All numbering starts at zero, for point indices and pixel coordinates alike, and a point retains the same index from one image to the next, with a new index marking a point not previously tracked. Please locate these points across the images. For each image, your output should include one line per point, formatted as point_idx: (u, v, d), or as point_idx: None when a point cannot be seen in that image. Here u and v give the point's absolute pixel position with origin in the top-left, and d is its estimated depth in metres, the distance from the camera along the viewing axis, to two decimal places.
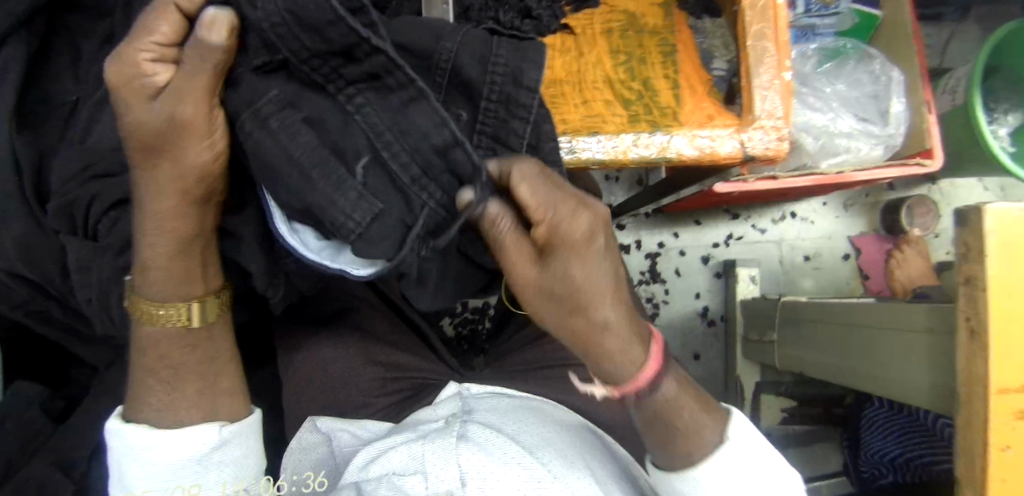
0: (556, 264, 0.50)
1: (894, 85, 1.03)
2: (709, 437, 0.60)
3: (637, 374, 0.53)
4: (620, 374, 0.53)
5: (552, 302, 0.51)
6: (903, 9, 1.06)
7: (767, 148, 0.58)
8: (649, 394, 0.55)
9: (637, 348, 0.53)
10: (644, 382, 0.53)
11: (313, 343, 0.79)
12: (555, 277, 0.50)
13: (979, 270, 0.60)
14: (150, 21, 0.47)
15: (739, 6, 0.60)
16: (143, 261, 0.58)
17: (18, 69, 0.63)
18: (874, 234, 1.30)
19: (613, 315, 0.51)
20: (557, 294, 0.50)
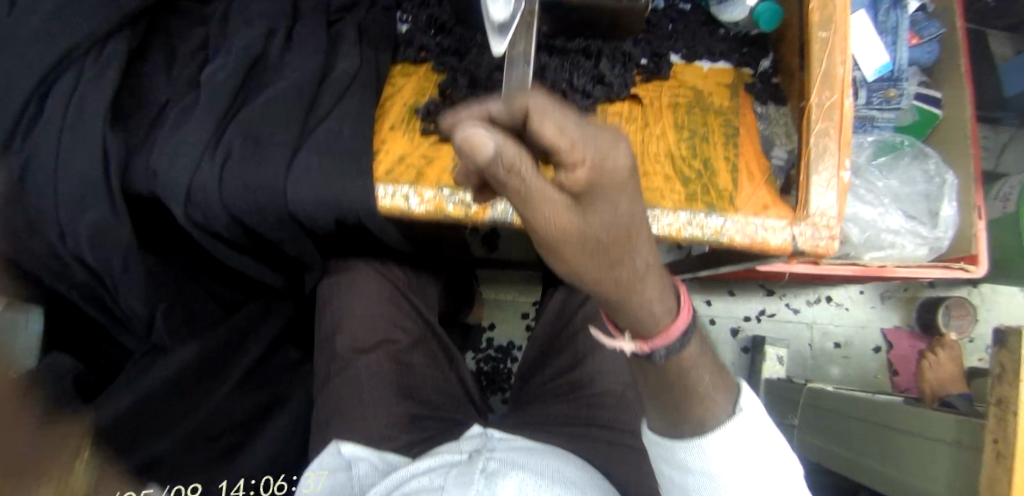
0: (614, 209, 0.39)
1: (948, 189, 1.02)
2: (720, 407, 0.55)
3: (669, 324, 0.49)
4: (649, 325, 0.48)
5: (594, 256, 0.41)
6: (964, 113, 1.07)
7: (817, 243, 0.59)
8: (677, 351, 0.50)
9: (668, 307, 0.48)
10: (676, 332, 0.49)
11: (347, 366, 0.81)
12: (601, 230, 0.39)
13: (1011, 393, 0.61)
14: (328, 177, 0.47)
15: (806, 103, 0.63)
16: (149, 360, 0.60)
17: (119, 64, 0.68)
18: (908, 330, 1.28)
19: (649, 257, 0.44)
20: (602, 245, 0.40)
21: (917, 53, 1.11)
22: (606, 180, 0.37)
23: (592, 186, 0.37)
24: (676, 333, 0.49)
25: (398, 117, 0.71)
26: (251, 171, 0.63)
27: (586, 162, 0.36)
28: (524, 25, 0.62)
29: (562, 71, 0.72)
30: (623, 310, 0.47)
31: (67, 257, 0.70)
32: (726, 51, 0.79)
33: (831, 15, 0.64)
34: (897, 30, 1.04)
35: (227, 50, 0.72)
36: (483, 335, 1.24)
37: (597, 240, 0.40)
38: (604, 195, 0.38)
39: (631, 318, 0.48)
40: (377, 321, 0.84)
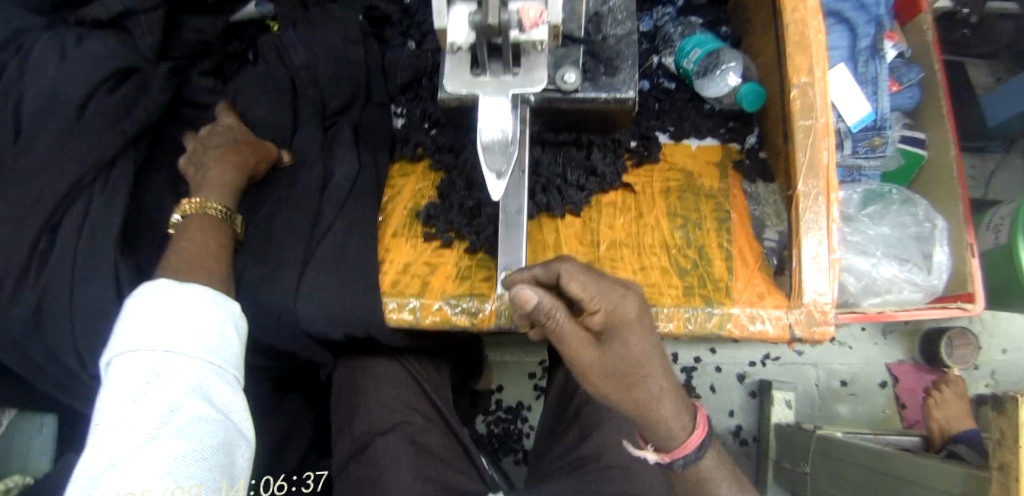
0: (629, 343, 0.51)
1: (938, 233, 1.05)
2: None
3: (686, 439, 0.56)
4: (667, 439, 0.56)
5: (617, 381, 0.52)
6: (949, 152, 1.09)
7: (812, 329, 0.61)
8: (693, 461, 0.57)
9: (684, 423, 0.56)
10: (691, 447, 0.56)
11: (368, 448, 0.80)
12: (617, 360, 0.51)
13: (1013, 460, 0.62)
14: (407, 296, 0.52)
15: (794, 192, 0.65)
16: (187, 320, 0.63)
17: (125, 188, 0.71)
18: (912, 363, 1.31)
19: (664, 383, 0.54)
20: (620, 372, 0.51)
21: (900, 99, 1.14)
22: (618, 320, 0.50)
23: (606, 325, 0.51)
24: (694, 446, 0.56)
25: (401, 225, 0.74)
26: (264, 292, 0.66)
27: (601, 310, 0.50)
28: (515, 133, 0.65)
29: (554, 165, 0.75)
30: (643, 424, 0.55)
31: (85, 378, 0.70)
32: (712, 127, 0.82)
33: (812, 102, 0.66)
34: (877, 80, 1.07)
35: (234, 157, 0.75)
36: (491, 397, 1.26)
37: (615, 369, 0.51)
38: (619, 332, 0.51)
39: (652, 431, 0.56)
40: (393, 405, 0.83)
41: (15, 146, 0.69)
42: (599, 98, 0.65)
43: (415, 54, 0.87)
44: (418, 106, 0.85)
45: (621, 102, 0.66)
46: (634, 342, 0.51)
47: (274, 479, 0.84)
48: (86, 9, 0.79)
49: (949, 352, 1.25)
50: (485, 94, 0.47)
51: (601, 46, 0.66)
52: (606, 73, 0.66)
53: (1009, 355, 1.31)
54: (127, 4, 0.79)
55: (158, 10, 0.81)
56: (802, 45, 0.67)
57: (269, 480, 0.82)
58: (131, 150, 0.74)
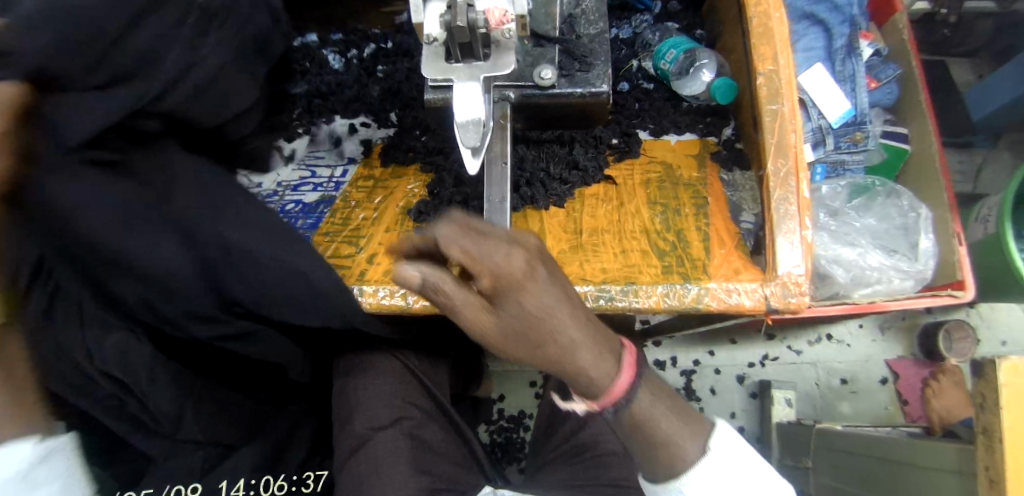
0: (521, 303, 0.51)
1: (923, 222, 1.07)
2: (690, 449, 0.57)
3: (614, 383, 0.53)
4: (593, 388, 0.53)
5: (520, 340, 0.51)
6: (930, 145, 1.12)
7: (789, 300, 0.63)
8: (625, 405, 0.54)
9: (608, 368, 0.53)
10: (620, 390, 0.53)
11: (366, 443, 0.81)
12: (516, 320, 0.51)
13: (995, 422, 0.63)
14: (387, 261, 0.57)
15: (764, 173, 0.68)
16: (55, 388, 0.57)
17: None
18: (912, 359, 1.31)
19: (574, 332, 0.52)
20: (518, 330, 0.51)
21: (879, 96, 1.17)
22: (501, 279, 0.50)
23: (496, 288, 0.51)
24: (622, 392, 0.53)
25: (395, 222, 0.78)
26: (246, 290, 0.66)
27: (486, 272, 0.50)
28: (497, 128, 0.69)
29: (538, 161, 0.79)
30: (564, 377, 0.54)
31: None
32: (690, 123, 0.85)
33: (778, 88, 0.69)
34: (855, 77, 1.10)
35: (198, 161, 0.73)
36: (493, 407, 1.28)
37: (517, 329, 0.51)
38: (506, 290, 0.50)
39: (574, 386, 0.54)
40: (393, 401, 0.85)
41: None
42: (575, 93, 0.69)
43: (406, 77, 0.96)
44: (409, 115, 0.91)
45: (596, 96, 0.69)
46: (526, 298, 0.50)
47: (274, 478, 0.83)
48: None
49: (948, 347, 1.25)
50: (460, 80, 0.50)
51: (574, 45, 0.71)
52: (580, 68, 0.70)
53: (1010, 346, 1.30)
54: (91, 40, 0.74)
55: None
56: (766, 35, 0.71)
57: (270, 479, 0.83)
58: None
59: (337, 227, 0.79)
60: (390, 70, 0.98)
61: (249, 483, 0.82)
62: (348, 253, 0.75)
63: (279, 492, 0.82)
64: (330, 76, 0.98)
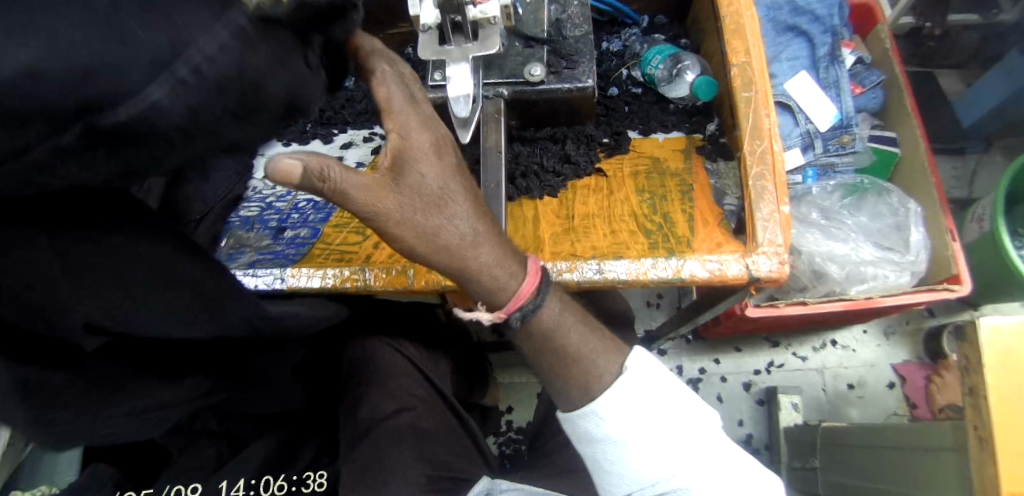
0: (417, 179, 0.55)
1: (913, 217, 1.10)
2: (604, 367, 0.64)
3: (520, 285, 0.61)
4: (498, 290, 0.61)
5: (417, 223, 0.55)
6: (917, 145, 1.16)
7: (770, 270, 0.67)
8: (529, 311, 0.61)
9: (510, 270, 0.61)
10: (526, 293, 0.61)
11: (368, 432, 0.83)
12: (415, 193, 0.55)
13: (980, 380, 0.64)
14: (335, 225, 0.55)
15: (742, 153, 0.73)
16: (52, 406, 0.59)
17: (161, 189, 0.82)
18: (918, 362, 1.31)
19: (471, 225, 0.58)
20: (423, 211, 0.55)
21: (864, 101, 1.23)
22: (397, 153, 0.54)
23: (398, 160, 0.54)
24: (527, 298, 0.61)
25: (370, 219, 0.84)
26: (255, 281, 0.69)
27: (392, 136, 0.54)
28: (493, 121, 0.75)
29: (532, 156, 0.84)
30: (468, 277, 0.60)
31: None
32: (676, 123, 0.91)
33: (751, 77, 0.75)
34: (838, 83, 1.15)
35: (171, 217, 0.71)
36: (502, 419, 1.30)
37: (414, 203, 0.55)
38: (405, 166, 0.54)
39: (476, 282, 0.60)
40: (397, 392, 0.88)
41: None
42: (562, 88, 0.75)
43: None
44: None
45: (582, 90, 0.76)
46: (423, 177, 0.55)
47: (274, 479, 0.79)
48: None
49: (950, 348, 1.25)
50: (453, 61, 0.57)
51: (561, 46, 0.77)
52: (567, 66, 0.76)
53: None
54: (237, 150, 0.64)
55: None
56: (739, 31, 0.77)
57: (269, 479, 0.78)
58: None
59: (345, 221, 0.84)
60: None
61: (248, 484, 0.77)
62: (354, 241, 0.80)
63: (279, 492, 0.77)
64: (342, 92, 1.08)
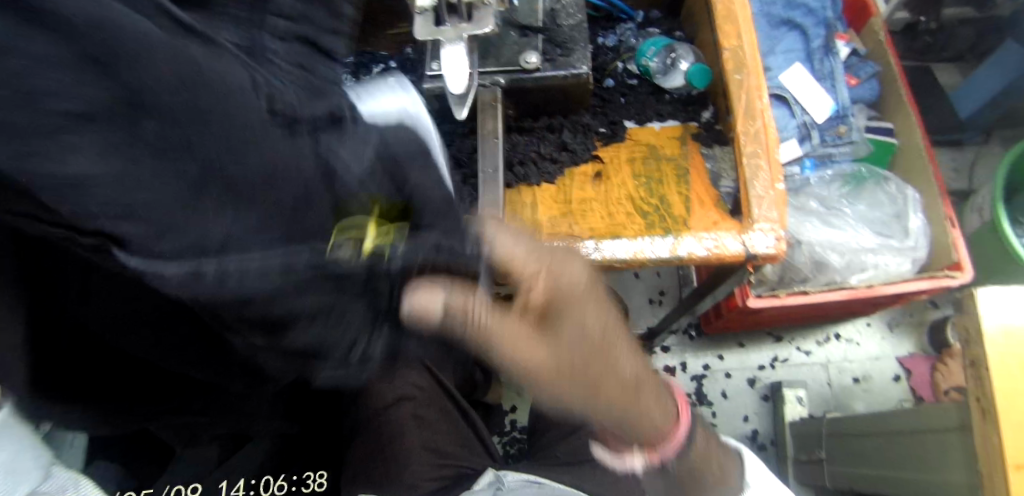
0: (584, 313, 0.46)
1: (911, 204, 1.11)
2: (733, 479, 0.65)
3: (673, 431, 0.56)
4: (654, 436, 0.55)
5: (586, 382, 0.46)
6: (914, 135, 1.16)
7: (766, 247, 0.68)
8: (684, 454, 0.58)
9: (668, 411, 0.55)
10: (679, 438, 0.56)
11: (371, 421, 0.86)
12: (579, 345, 0.45)
13: (979, 351, 0.64)
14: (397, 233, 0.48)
15: (735, 134, 0.73)
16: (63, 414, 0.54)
17: None
18: (923, 355, 1.30)
19: (637, 366, 0.49)
20: (590, 363, 0.46)
21: (861, 91, 1.24)
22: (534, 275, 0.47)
23: (551, 301, 0.46)
24: (682, 437, 0.56)
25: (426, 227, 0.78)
26: None
27: (541, 282, 0.47)
28: (490, 110, 0.76)
29: (529, 145, 0.86)
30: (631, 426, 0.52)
31: None
32: (672, 111, 0.92)
33: (743, 61, 0.76)
34: (833, 74, 1.17)
35: None
36: (505, 418, 1.29)
37: (580, 353, 0.45)
38: (569, 306, 0.46)
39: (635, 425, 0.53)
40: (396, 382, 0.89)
41: None
42: (557, 75, 0.77)
43: None
44: None
45: (577, 77, 0.78)
46: (595, 318, 0.47)
47: (274, 479, 0.74)
48: None
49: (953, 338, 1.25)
50: (448, 40, 0.59)
51: (556, 34, 0.78)
52: (562, 53, 0.77)
53: None
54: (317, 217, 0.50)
55: None
56: (730, 17, 0.79)
57: (269, 478, 0.73)
58: None
59: None
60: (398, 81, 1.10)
61: (249, 484, 0.73)
62: None
63: (280, 492, 0.72)
64: None
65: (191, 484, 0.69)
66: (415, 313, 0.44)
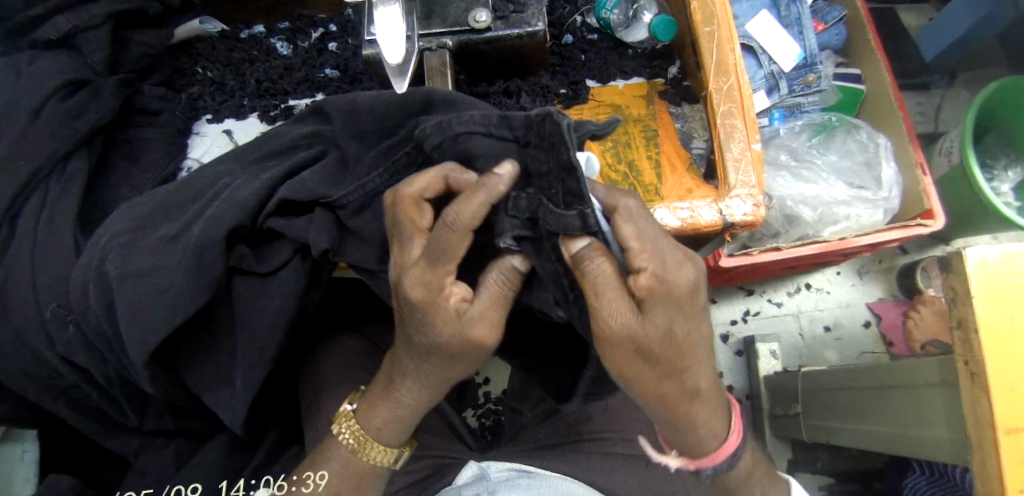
0: (665, 310, 0.50)
1: (883, 151, 1.07)
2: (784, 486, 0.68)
3: (720, 444, 0.60)
4: (699, 445, 0.60)
5: (654, 363, 0.52)
6: (884, 81, 1.12)
7: (745, 214, 0.64)
8: (723, 469, 0.62)
9: (721, 432, 0.60)
10: (722, 455, 0.60)
11: (316, 417, 0.74)
12: (656, 335, 0.50)
13: (968, 312, 0.62)
14: (444, 241, 0.51)
15: (707, 92, 0.69)
16: (371, 413, 0.64)
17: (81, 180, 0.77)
18: (893, 300, 1.29)
19: (703, 381, 0.56)
20: (659, 355, 0.51)
21: (828, 38, 1.19)
22: (649, 239, 0.49)
23: (648, 296, 0.49)
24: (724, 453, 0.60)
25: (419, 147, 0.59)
26: (138, 282, 0.59)
27: (647, 274, 0.49)
28: (439, 76, 0.68)
29: None
30: (677, 429, 0.59)
31: (56, 364, 0.71)
32: (636, 68, 0.86)
33: (712, 11, 0.70)
34: (800, 20, 1.11)
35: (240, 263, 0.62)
36: (479, 391, 1.20)
37: (653, 346, 0.50)
38: (656, 310, 0.50)
39: (689, 434, 0.59)
40: (348, 370, 0.78)
41: None
42: (511, 34, 0.70)
43: (350, 70, 1.00)
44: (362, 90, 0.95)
45: (533, 35, 0.70)
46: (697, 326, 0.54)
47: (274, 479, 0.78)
48: (36, 28, 0.83)
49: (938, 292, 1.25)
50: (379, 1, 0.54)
51: None
52: (515, 9, 0.70)
53: None
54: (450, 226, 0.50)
55: (103, 26, 0.86)
56: None
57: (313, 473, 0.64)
58: (85, 148, 0.81)
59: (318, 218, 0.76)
60: (338, 48, 1.02)
61: (248, 484, 0.77)
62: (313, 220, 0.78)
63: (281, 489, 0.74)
64: (279, 61, 1.03)
65: (191, 483, 0.75)
66: (566, 241, 0.50)
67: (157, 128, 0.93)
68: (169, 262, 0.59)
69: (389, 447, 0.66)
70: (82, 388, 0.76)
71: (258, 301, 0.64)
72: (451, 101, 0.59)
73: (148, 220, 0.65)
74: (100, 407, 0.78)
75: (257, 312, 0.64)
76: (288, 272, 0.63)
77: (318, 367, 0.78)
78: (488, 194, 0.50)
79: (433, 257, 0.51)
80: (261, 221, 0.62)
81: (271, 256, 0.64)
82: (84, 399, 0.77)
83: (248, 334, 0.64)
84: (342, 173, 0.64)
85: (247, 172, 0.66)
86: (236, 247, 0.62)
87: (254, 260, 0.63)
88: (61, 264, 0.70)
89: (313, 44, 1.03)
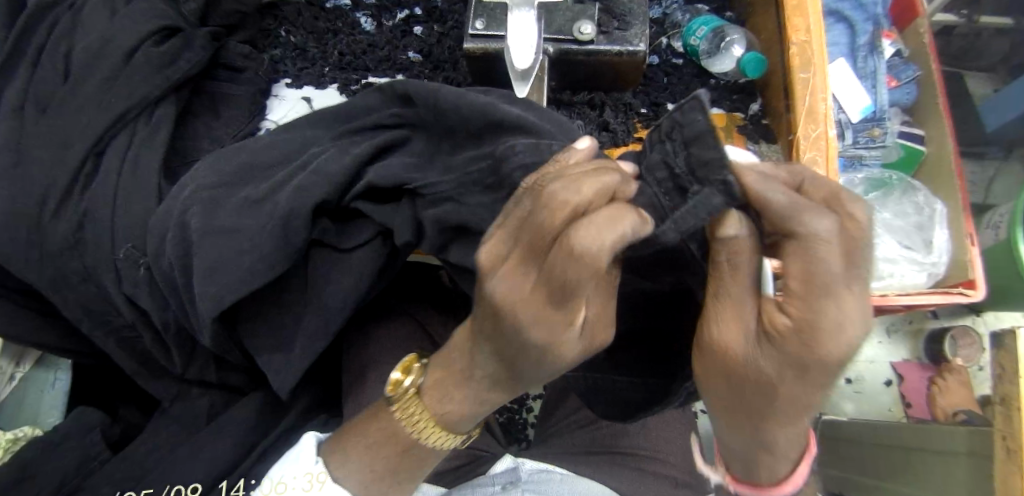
0: (777, 360, 0.45)
1: (938, 217, 1.08)
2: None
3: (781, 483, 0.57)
4: (757, 476, 0.57)
5: (748, 387, 0.48)
6: (946, 146, 1.14)
7: None
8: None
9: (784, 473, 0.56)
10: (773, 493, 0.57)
11: (363, 391, 0.76)
12: (766, 363, 0.46)
13: (1014, 389, 0.64)
14: (567, 273, 0.39)
15: (794, 137, 0.71)
16: (439, 396, 0.58)
17: (167, 127, 0.79)
18: (917, 363, 1.30)
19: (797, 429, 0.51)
20: (745, 393, 0.49)
21: (897, 95, 1.19)
22: (813, 294, 0.41)
23: (791, 331, 0.43)
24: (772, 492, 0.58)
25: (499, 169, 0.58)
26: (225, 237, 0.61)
27: (798, 313, 0.42)
28: (536, 81, 0.70)
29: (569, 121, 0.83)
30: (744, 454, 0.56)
31: (119, 301, 0.74)
32: (717, 99, 0.87)
33: (809, 58, 0.72)
34: (875, 74, 1.11)
35: (324, 233, 0.65)
36: None
37: (752, 373, 0.47)
38: (785, 346, 0.44)
39: (750, 468, 0.57)
40: (394, 352, 0.79)
41: (65, 85, 0.77)
42: (612, 50, 0.71)
43: (430, 55, 1.01)
44: (443, 76, 0.98)
45: (632, 55, 0.72)
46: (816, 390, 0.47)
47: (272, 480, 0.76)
48: None
49: (984, 364, 1.28)
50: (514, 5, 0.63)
51: (614, 4, 0.72)
52: (619, 27, 0.71)
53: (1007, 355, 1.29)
54: (566, 264, 0.39)
55: None
56: (800, 7, 0.73)
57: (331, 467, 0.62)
58: (173, 96, 0.83)
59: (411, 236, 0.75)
60: (423, 33, 1.04)
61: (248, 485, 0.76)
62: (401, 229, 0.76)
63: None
64: (362, 36, 1.05)
65: (192, 484, 0.74)
66: (712, 227, 0.45)
67: (242, 86, 0.96)
68: (259, 221, 0.61)
69: (450, 436, 0.61)
70: (135, 329, 0.78)
71: (331, 272, 0.66)
72: (503, 126, 0.59)
73: (234, 178, 0.67)
74: (148, 350, 0.81)
75: (331, 282, 0.66)
76: (362, 249, 0.65)
77: (368, 341, 0.80)
78: (635, 232, 0.40)
79: (554, 285, 0.41)
80: (349, 202, 0.64)
81: (350, 231, 0.66)
82: (136, 339, 0.79)
83: (319, 306, 0.67)
84: (426, 161, 0.64)
85: (333, 144, 0.67)
86: (320, 223, 0.64)
87: (335, 233, 0.65)
88: (138, 207, 0.72)
89: (398, 23, 1.05)
